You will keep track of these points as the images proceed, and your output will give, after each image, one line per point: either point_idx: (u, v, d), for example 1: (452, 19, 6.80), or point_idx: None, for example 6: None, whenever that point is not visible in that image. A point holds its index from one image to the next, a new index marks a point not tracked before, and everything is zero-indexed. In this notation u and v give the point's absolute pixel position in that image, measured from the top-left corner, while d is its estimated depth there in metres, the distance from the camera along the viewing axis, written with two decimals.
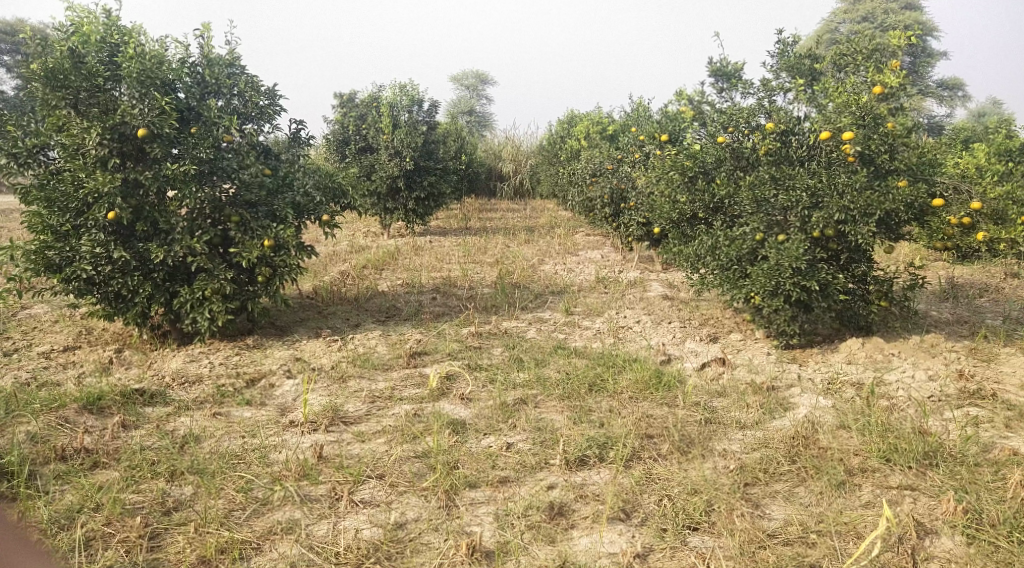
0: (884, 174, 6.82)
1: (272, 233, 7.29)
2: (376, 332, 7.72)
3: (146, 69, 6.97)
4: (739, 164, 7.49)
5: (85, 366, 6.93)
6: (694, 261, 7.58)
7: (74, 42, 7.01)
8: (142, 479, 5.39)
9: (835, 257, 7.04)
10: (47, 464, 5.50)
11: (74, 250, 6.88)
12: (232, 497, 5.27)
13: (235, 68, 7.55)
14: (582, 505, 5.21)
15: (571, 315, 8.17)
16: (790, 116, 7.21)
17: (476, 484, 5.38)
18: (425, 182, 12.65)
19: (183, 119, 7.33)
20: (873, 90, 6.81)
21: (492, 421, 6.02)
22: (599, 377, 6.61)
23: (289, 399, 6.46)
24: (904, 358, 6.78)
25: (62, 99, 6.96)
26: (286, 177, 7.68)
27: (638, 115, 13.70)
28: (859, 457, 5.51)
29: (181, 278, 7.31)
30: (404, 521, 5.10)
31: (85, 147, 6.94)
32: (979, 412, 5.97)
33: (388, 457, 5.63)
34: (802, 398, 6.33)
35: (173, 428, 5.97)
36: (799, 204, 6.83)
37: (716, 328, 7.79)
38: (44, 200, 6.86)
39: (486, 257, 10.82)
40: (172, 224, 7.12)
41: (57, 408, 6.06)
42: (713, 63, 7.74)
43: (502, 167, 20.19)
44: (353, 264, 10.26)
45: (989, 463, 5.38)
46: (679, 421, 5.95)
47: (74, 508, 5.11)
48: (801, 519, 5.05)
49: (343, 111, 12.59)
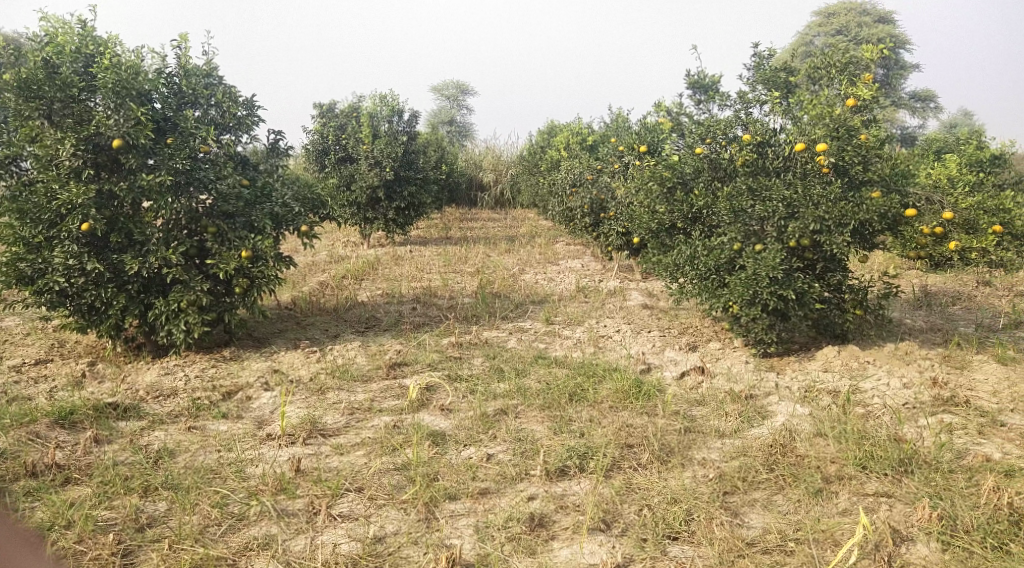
0: (858, 185, 6.91)
1: (249, 244, 7.27)
2: (355, 343, 7.71)
3: (122, 79, 6.92)
4: (717, 174, 7.56)
5: (59, 380, 6.88)
6: (673, 271, 7.62)
7: (48, 53, 6.95)
8: (115, 495, 5.36)
9: (811, 267, 7.11)
10: (17, 480, 5.46)
11: (47, 262, 6.84)
12: (208, 512, 5.24)
13: (213, 78, 7.56)
14: (562, 515, 5.23)
15: (551, 325, 8.20)
16: (766, 128, 7.31)
17: (456, 495, 5.38)
18: (404, 192, 12.66)
19: (159, 130, 7.29)
20: (846, 103, 6.90)
21: (472, 432, 6.03)
22: (579, 386, 6.63)
23: (266, 411, 6.44)
24: (879, 366, 6.86)
25: (35, 109, 6.92)
26: (264, 188, 7.65)
27: (616, 125, 13.78)
28: (835, 465, 5.57)
29: (156, 290, 7.27)
30: (383, 535, 5.10)
31: (59, 158, 6.91)
32: (954, 419, 6.05)
33: (368, 469, 5.63)
34: (780, 406, 6.38)
35: (147, 442, 5.94)
36: (775, 215, 6.89)
37: (695, 337, 7.83)
38: (17, 211, 6.83)
39: (465, 267, 10.83)
40: (146, 235, 7.09)
41: (28, 422, 6.02)
42: (690, 75, 7.80)
43: (482, 177, 20.23)
44: (332, 274, 10.24)
45: (963, 470, 5.45)
46: (658, 430, 5.98)
47: (45, 526, 5.07)
48: (779, 527, 5.09)
49: (323, 121, 12.47)
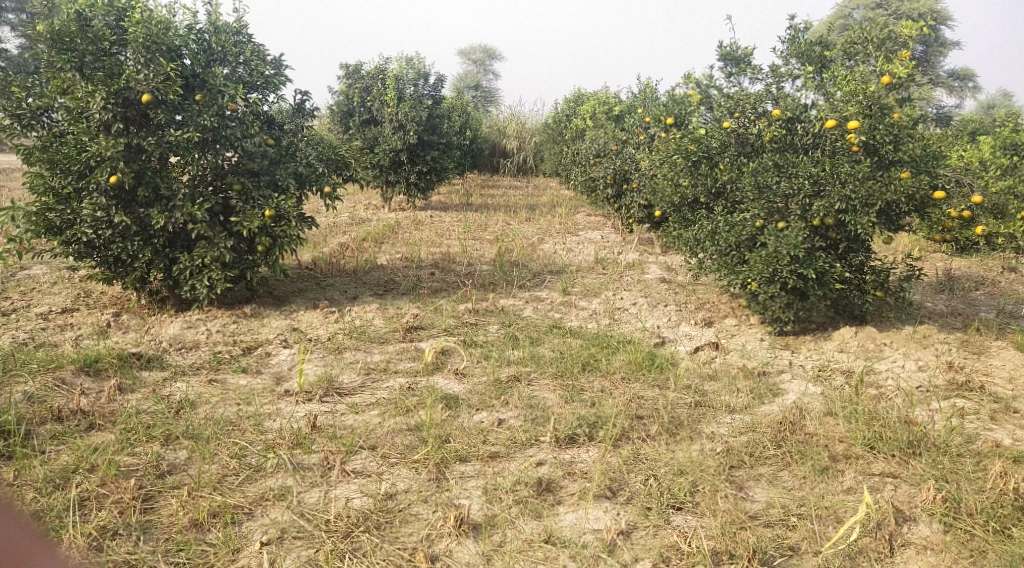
0: (887, 165, 6.85)
1: (272, 203, 7.36)
2: (374, 305, 7.79)
3: (152, 34, 6.99)
4: (743, 150, 7.54)
5: (84, 329, 7.01)
6: (694, 246, 7.66)
7: (80, 6, 7.02)
8: (137, 442, 5.48)
9: (833, 246, 7.09)
10: (43, 424, 5.59)
11: (75, 213, 6.96)
12: (227, 462, 5.36)
13: (243, 36, 7.59)
14: (570, 482, 5.30)
15: (568, 295, 8.23)
16: (797, 103, 7.26)
17: (467, 458, 5.47)
18: (428, 157, 12.71)
19: (188, 86, 7.36)
20: (881, 80, 6.83)
21: (485, 397, 6.11)
22: (593, 356, 6.68)
23: (285, 368, 6.55)
24: (895, 348, 6.85)
25: (67, 61, 6.99)
26: (288, 148, 7.73)
27: (644, 96, 13.69)
28: (844, 444, 5.60)
29: (182, 245, 7.39)
30: (394, 492, 5.20)
31: (90, 111, 6.96)
32: (966, 404, 6.04)
33: (381, 429, 5.72)
34: (792, 384, 6.40)
35: (170, 393, 6.06)
36: (801, 192, 6.90)
37: (712, 313, 7.85)
38: (47, 161, 6.90)
39: (486, 234, 10.86)
40: (172, 191, 7.17)
41: (55, 368, 6.16)
42: (723, 46, 7.76)
43: (506, 144, 20.23)
44: (353, 236, 10.31)
45: (971, 454, 5.46)
46: (669, 403, 6.03)
47: (70, 468, 5.20)
48: (783, 502, 5.14)
49: (349, 82, 12.47)
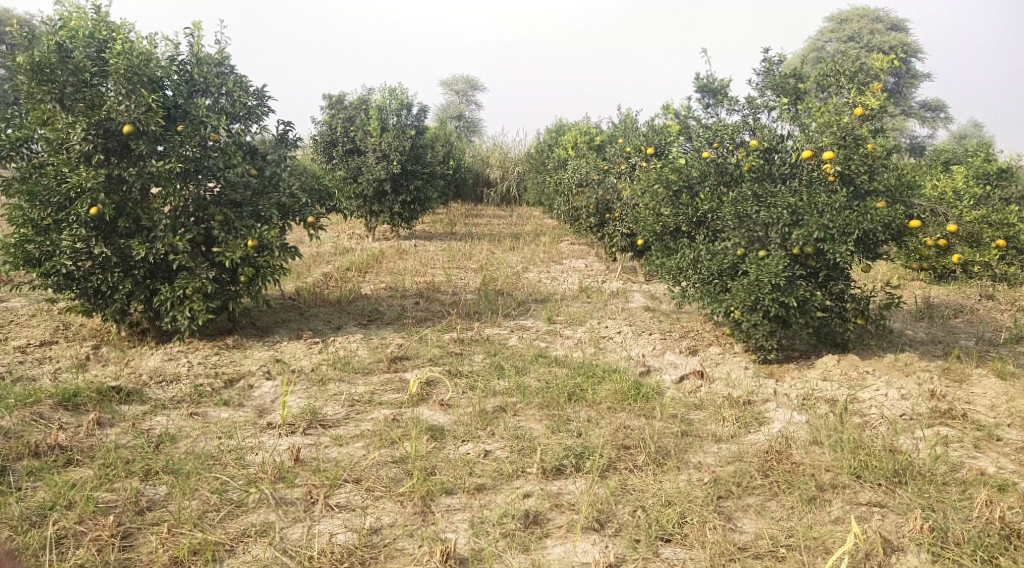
0: (863, 195, 6.91)
1: (255, 233, 7.33)
2: (358, 335, 7.76)
3: (133, 66, 6.98)
4: (722, 179, 7.61)
5: (63, 362, 6.93)
6: (677, 274, 7.61)
7: (62, 37, 7.00)
8: (116, 477, 5.41)
9: (813, 275, 7.12)
10: (20, 460, 5.52)
11: (55, 245, 6.90)
12: (208, 498, 5.31)
13: (225, 67, 7.57)
14: (557, 514, 5.27)
15: (553, 324, 8.23)
16: (774, 134, 7.36)
17: (452, 490, 5.43)
18: (411, 186, 12.72)
19: (170, 117, 7.35)
20: (854, 112, 6.88)
21: (470, 428, 6.08)
22: (578, 386, 6.66)
23: (268, 400, 6.50)
24: (878, 376, 6.89)
25: (47, 93, 6.97)
26: (272, 178, 7.69)
27: (625, 126, 13.79)
28: (830, 473, 5.60)
29: (162, 276, 7.34)
30: (379, 527, 5.15)
31: (70, 142, 6.96)
32: (950, 432, 6.07)
33: (365, 461, 5.68)
34: (777, 413, 6.41)
35: (149, 427, 6.00)
36: (780, 221, 6.93)
37: (696, 341, 7.86)
38: (27, 193, 6.90)
39: (470, 263, 10.86)
40: (154, 221, 7.14)
41: (33, 403, 6.08)
42: (699, 78, 7.84)
43: (489, 174, 20.31)
44: (336, 266, 10.29)
45: (956, 482, 5.48)
46: (655, 433, 6.02)
47: (47, 505, 5.13)
48: (771, 533, 5.13)
49: (331, 112, 12.56)
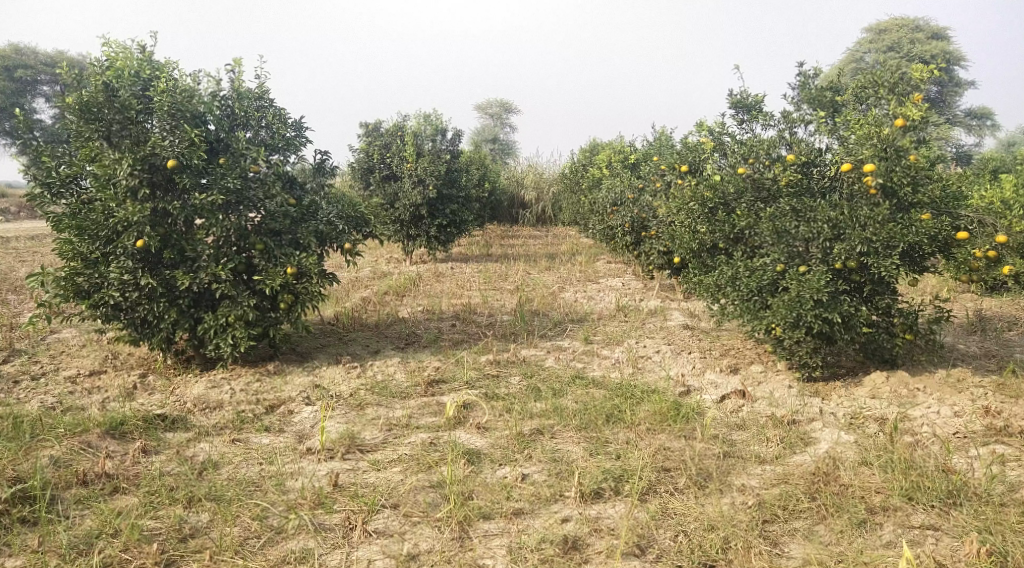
0: (907, 208, 6.73)
1: (294, 261, 7.31)
2: (395, 359, 7.70)
3: (177, 102, 7.05)
4: (760, 195, 7.43)
5: (111, 391, 6.94)
6: (714, 291, 7.48)
7: (108, 77, 7.05)
8: (160, 505, 5.38)
9: (858, 289, 6.91)
10: (68, 488, 5.51)
11: (103, 277, 6.95)
12: (249, 524, 5.25)
13: (264, 101, 7.63)
14: (597, 539, 5.13)
15: (590, 344, 8.11)
16: (811, 147, 7.19)
17: (491, 515, 5.32)
18: (447, 210, 12.69)
19: (212, 151, 7.40)
20: (895, 122, 6.69)
21: (508, 452, 5.97)
22: (617, 408, 6.52)
23: (307, 426, 6.44)
24: (929, 393, 6.65)
25: (95, 130, 7.06)
26: (310, 207, 7.69)
27: (660, 143, 13.64)
28: (881, 495, 5.40)
29: (207, 305, 7.36)
30: (417, 553, 5.05)
31: (117, 177, 6.98)
32: (1006, 450, 5.84)
33: (403, 486, 5.59)
34: (824, 432, 6.21)
35: (193, 454, 5.97)
36: (820, 236, 6.78)
37: (737, 359, 7.68)
38: (75, 228, 6.89)
39: (506, 284, 10.78)
40: (197, 251, 7.16)
41: (81, 432, 6.09)
42: (733, 94, 7.71)
43: (524, 195, 20.26)
44: (374, 291, 10.27)
45: (1015, 503, 5.25)
46: (697, 455, 5.86)
47: (93, 533, 5.12)
48: (821, 558, 4.94)
49: (368, 140, 12.50)
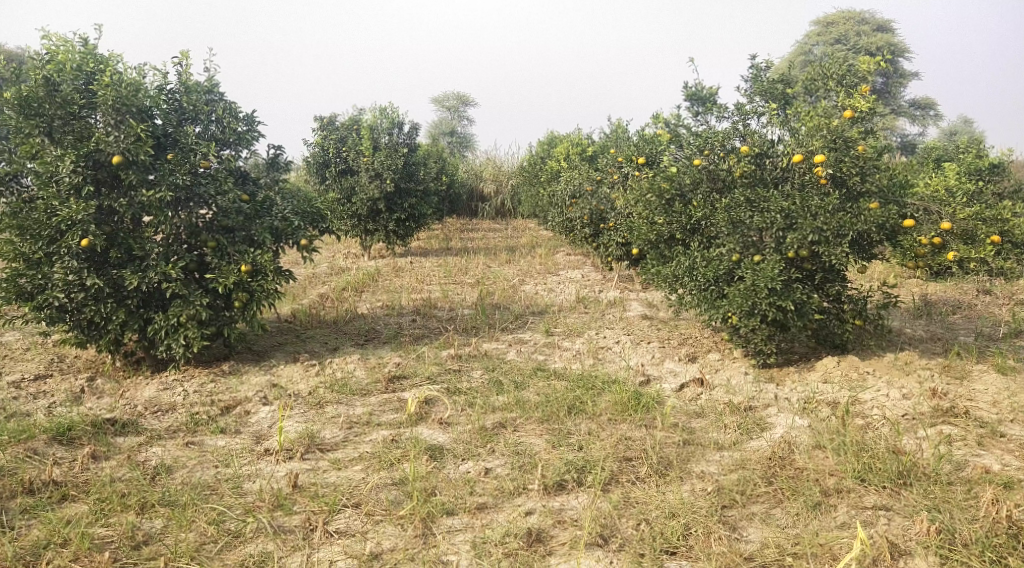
0: (856, 197, 6.91)
1: (248, 258, 7.26)
2: (355, 356, 7.71)
3: (122, 96, 6.95)
4: (715, 186, 7.54)
5: (58, 396, 6.87)
6: (672, 281, 7.56)
7: (48, 70, 6.92)
8: (112, 512, 5.35)
9: (809, 277, 7.07)
10: (15, 498, 5.46)
11: (47, 278, 6.87)
12: (205, 529, 5.24)
13: (214, 95, 7.55)
14: (559, 531, 5.21)
15: (551, 336, 8.18)
16: (764, 139, 7.32)
17: (453, 511, 5.37)
18: (406, 204, 12.69)
19: (159, 146, 7.29)
20: (844, 114, 6.91)
21: (470, 446, 6.03)
22: (578, 399, 6.60)
23: (264, 426, 6.44)
24: (879, 376, 6.81)
25: (35, 126, 6.92)
26: (264, 203, 7.61)
27: (615, 136, 13.78)
28: (834, 478, 5.56)
29: (156, 305, 7.27)
30: (379, 552, 5.09)
31: (60, 175, 6.92)
32: (952, 430, 6.03)
33: (365, 485, 5.63)
34: (778, 418, 6.36)
35: (145, 458, 5.94)
36: (773, 225, 6.87)
37: (694, 348, 7.79)
38: (16, 227, 6.85)
39: (466, 278, 10.81)
40: (146, 250, 7.09)
41: (27, 439, 6.01)
42: (688, 86, 7.81)
43: (484, 188, 20.32)
44: (332, 287, 10.25)
45: (961, 482, 5.44)
46: (657, 443, 5.98)
47: (41, 544, 5.08)
48: (777, 542, 5.08)
49: (323, 133, 12.32)
